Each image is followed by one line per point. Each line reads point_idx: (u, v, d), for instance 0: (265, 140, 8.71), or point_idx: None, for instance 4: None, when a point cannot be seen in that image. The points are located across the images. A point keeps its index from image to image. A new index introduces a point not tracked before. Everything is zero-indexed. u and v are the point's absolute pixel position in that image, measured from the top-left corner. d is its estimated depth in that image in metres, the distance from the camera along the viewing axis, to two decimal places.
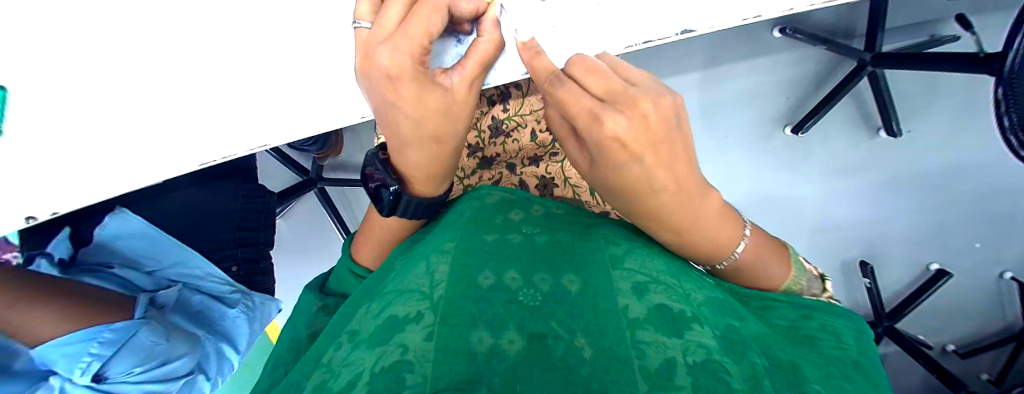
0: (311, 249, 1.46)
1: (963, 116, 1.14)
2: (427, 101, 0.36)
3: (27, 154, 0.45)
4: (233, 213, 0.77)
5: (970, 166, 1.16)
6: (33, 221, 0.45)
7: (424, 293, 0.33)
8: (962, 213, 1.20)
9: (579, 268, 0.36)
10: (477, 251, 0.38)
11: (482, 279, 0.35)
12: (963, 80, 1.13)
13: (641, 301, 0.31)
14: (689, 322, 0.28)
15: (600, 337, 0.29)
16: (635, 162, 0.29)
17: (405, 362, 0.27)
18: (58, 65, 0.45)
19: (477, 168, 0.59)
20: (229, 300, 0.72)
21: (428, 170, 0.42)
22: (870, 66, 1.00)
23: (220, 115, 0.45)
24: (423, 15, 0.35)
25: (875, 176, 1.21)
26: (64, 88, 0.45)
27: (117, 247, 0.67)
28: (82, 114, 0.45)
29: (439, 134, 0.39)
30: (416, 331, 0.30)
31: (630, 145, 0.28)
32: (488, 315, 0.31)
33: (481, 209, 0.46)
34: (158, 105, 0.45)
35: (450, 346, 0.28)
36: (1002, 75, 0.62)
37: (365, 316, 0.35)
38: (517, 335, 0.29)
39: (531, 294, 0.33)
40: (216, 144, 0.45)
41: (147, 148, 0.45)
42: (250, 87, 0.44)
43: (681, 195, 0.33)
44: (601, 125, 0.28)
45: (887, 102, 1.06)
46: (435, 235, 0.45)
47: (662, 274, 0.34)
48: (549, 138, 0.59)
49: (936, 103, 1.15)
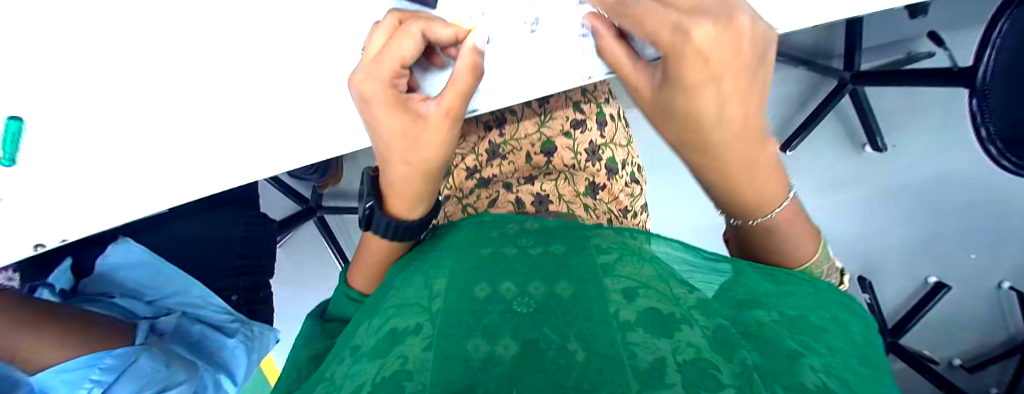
0: (309, 278, 1.45)
1: (945, 130, 1.18)
2: (394, 125, 0.40)
3: (41, 184, 0.47)
4: (234, 242, 0.77)
5: (956, 178, 1.19)
6: (42, 248, 0.47)
7: (423, 306, 0.36)
8: (955, 225, 1.21)
9: (571, 275, 0.37)
10: (474, 265, 0.40)
11: (477, 291, 0.36)
12: (944, 95, 1.16)
13: (631, 305, 0.31)
14: (678, 324, 0.29)
15: (592, 340, 0.29)
16: (712, 83, 0.30)
17: (403, 371, 0.28)
18: (63, 97, 0.46)
19: (475, 188, 0.61)
20: (229, 329, 0.71)
21: (407, 192, 0.46)
22: (850, 84, 1.04)
23: (231, 142, 0.47)
24: (394, 44, 0.39)
25: (865, 190, 1.24)
26: (73, 119, 0.46)
27: (119, 277, 0.67)
28: (94, 145, 0.47)
29: (410, 158, 0.42)
30: (414, 343, 0.31)
31: (712, 61, 0.29)
32: (484, 325, 0.32)
33: (476, 227, 0.47)
34: (172, 136, 0.47)
35: (448, 356, 0.28)
36: (975, 87, 0.66)
37: (367, 332, 0.36)
38: (512, 341, 0.30)
39: (524, 303, 0.34)
40: (231, 171, 0.48)
41: (164, 177, 0.48)
42: (255, 116, 0.46)
43: (746, 134, 0.34)
44: (687, 37, 0.28)
45: (869, 118, 1.10)
46: (431, 253, 0.47)
47: (653, 279, 0.35)
48: (544, 160, 0.61)
49: (915, 119, 1.19)
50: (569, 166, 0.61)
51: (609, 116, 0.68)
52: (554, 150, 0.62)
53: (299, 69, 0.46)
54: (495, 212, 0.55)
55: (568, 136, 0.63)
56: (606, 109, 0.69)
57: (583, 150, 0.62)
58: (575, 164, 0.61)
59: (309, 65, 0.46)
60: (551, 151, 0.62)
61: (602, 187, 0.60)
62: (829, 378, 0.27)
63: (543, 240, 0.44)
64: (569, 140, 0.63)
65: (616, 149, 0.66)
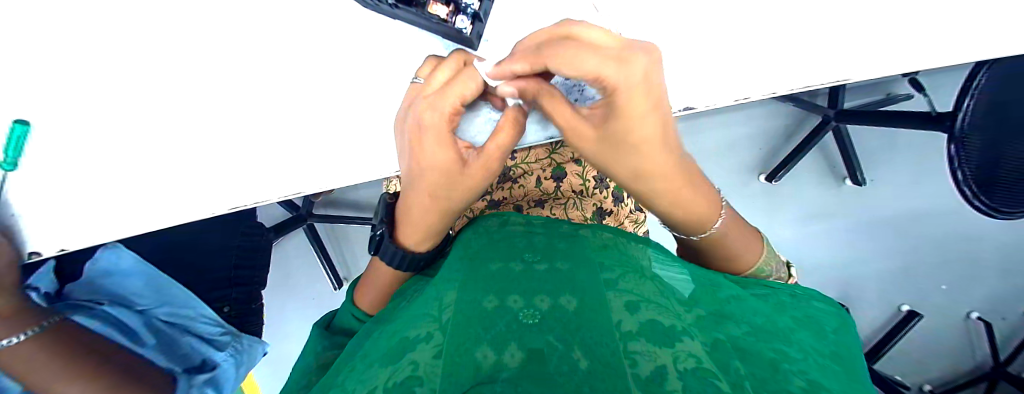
0: (295, 289, 1.40)
1: (918, 168, 1.26)
2: (439, 159, 0.40)
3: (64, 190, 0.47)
4: (230, 252, 0.76)
5: (927, 213, 1.27)
6: (37, 257, 0.48)
7: (434, 317, 0.37)
8: (927, 256, 1.29)
9: (575, 288, 0.38)
10: (484, 280, 0.41)
11: (486, 302, 0.37)
12: (914, 137, 1.26)
13: (633, 317, 0.33)
14: (678, 335, 0.30)
15: (596, 349, 0.29)
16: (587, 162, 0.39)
17: (415, 377, 0.29)
18: (83, 103, 0.46)
19: (486, 210, 0.62)
20: (219, 342, 0.69)
21: (421, 228, 0.46)
22: (833, 121, 1.11)
23: (255, 163, 0.48)
24: (458, 82, 0.40)
25: (846, 220, 1.30)
26: (96, 127, 0.46)
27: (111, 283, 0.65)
28: (118, 155, 0.47)
29: (438, 195, 0.42)
30: (424, 351, 0.32)
31: (587, 158, 0.39)
32: (490, 336, 0.32)
33: (487, 244, 0.49)
34: (196, 150, 0.47)
35: (455, 362, 0.29)
36: (952, 134, 0.70)
37: (379, 342, 0.38)
38: (517, 350, 0.30)
39: (530, 314, 0.35)
40: (255, 186, 0.49)
41: (187, 188, 0.48)
42: (281, 133, 0.48)
43: (669, 182, 0.40)
44: (578, 144, 0.38)
45: (851, 153, 1.17)
46: (441, 267, 0.49)
47: (653, 295, 0.36)
48: (554, 185, 0.61)
49: (892, 156, 1.27)
50: (578, 193, 0.61)
51: None
52: (564, 176, 0.61)
53: (324, 90, 0.47)
54: None
55: (578, 163, 0.62)
56: None
57: (592, 178, 0.62)
58: (583, 190, 0.61)
59: (334, 85, 0.47)
60: (561, 176, 0.61)
61: (609, 213, 0.62)
62: (806, 381, 0.29)
63: (549, 256, 0.45)
64: (579, 166, 0.62)
65: None
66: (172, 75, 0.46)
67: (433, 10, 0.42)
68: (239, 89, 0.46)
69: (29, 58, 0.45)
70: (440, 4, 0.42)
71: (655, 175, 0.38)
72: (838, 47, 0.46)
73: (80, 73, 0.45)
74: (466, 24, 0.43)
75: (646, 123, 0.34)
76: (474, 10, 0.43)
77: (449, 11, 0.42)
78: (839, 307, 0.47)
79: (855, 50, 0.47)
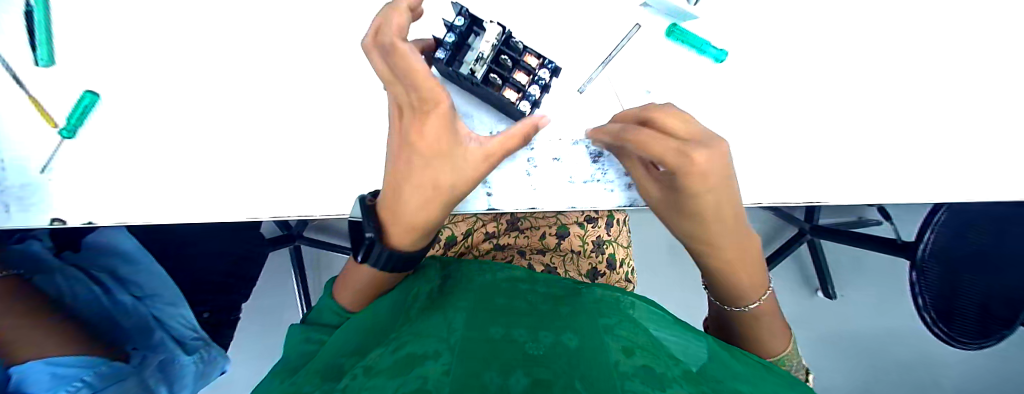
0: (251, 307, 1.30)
1: (885, 292, 1.32)
2: (439, 143, 0.39)
3: (111, 167, 0.50)
4: (229, 254, 0.80)
5: (895, 334, 1.30)
6: (57, 224, 0.49)
7: (441, 337, 0.39)
8: (893, 378, 1.29)
9: (576, 331, 0.40)
10: (492, 311, 0.44)
11: (494, 333, 0.39)
12: (886, 262, 1.33)
13: (629, 361, 0.35)
14: (669, 381, 0.32)
15: (595, 386, 0.32)
16: (709, 194, 0.37)
17: (424, 389, 0.31)
18: (157, 94, 0.51)
19: (491, 251, 0.63)
20: (188, 347, 0.70)
21: (405, 231, 0.46)
22: (809, 234, 1.19)
23: (291, 172, 0.52)
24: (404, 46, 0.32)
25: (819, 328, 1.32)
26: (161, 116, 0.51)
27: (106, 258, 0.69)
28: (172, 145, 0.51)
29: (435, 178, 0.42)
30: (432, 368, 0.34)
31: (734, 208, 0.40)
32: (498, 363, 0.34)
33: (492, 278, 0.52)
34: (244, 153, 0.52)
35: (465, 380, 0.31)
36: (915, 260, 0.78)
37: (380, 353, 0.39)
38: (523, 377, 0.32)
39: (535, 347, 0.37)
40: (287, 194, 0.52)
41: (224, 184, 0.51)
42: (322, 151, 0.52)
43: (737, 243, 0.44)
44: (691, 162, 0.34)
45: (823, 265, 1.26)
46: (445, 295, 0.51)
47: (648, 344, 0.39)
48: (555, 242, 0.64)
49: (863, 277, 1.34)
50: (575, 252, 0.65)
51: (616, 219, 0.73)
52: (567, 235, 0.65)
53: (371, 123, 0.53)
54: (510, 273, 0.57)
55: (581, 225, 0.66)
56: (617, 214, 0.74)
57: (591, 242, 0.66)
58: (580, 251, 0.65)
59: (381, 121, 0.53)
60: (563, 235, 0.65)
61: (601, 276, 0.65)
62: None
63: (552, 302, 0.48)
64: (581, 229, 0.66)
65: (617, 247, 0.70)
66: (243, 86, 0.52)
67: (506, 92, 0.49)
68: (299, 108, 0.52)
69: (122, 48, 0.51)
70: (512, 90, 0.49)
71: (724, 251, 0.44)
72: (818, 166, 0.53)
73: (162, 72, 0.51)
74: (527, 107, 0.51)
75: (721, 190, 0.38)
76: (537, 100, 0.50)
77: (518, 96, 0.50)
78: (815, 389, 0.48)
79: (835, 173, 0.54)
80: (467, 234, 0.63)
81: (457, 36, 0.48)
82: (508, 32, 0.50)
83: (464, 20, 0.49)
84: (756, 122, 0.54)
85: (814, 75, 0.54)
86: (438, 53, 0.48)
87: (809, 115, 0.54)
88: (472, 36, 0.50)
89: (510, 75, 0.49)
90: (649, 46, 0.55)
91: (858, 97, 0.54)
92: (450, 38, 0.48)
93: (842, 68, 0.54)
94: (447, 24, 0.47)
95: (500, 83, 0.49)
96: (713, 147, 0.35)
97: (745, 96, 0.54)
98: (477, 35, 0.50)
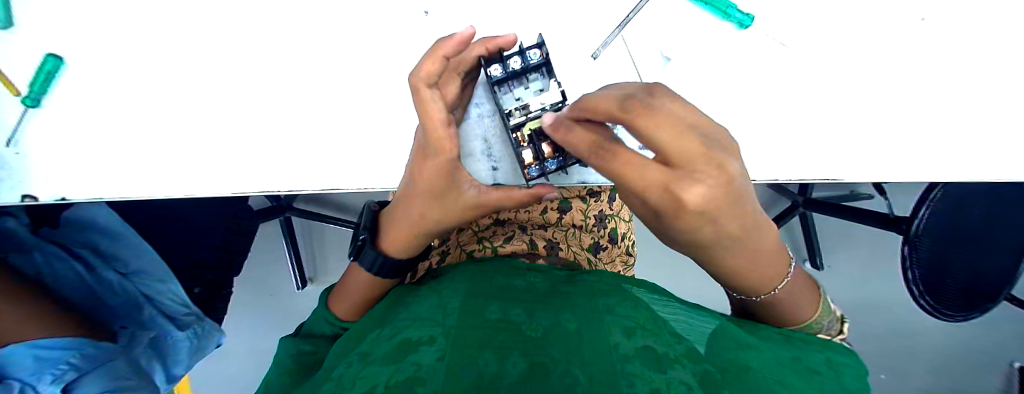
0: (246, 278, 1.29)
1: (870, 262, 1.32)
2: (438, 183, 0.39)
3: (83, 140, 0.47)
4: (218, 230, 0.77)
5: (882, 301, 1.30)
6: (28, 201, 0.46)
7: (436, 321, 0.38)
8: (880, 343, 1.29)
9: (574, 310, 0.39)
10: (490, 293, 0.42)
11: (490, 314, 0.38)
12: (871, 232, 1.34)
13: (630, 342, 0.34)
14: (670, 364, 0.32)
15: (594, 369, 0.31)
16: (711, 224, 0.28)
17: (418, 376, 0.29)
18: (127, 60, 0.47)
19: (490, 225, 0.60)
20: (182, 322, 0.72)
21: (404, 238, 0.45)
22: (802, 207, 1.19)
23: (282, 147, 0.49)
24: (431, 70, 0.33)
25: None
26: (134, 84, 0.47)
27: (86, 234, 0.67)
28: (149, 117, 0.47)
29: (424, 214, 0.41)
30: (427, 354, 0.33)
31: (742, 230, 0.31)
32: (494, 347, 0.33)
33: (490, 257, 0.51)
34: (229, 125, 0.48)
35: (458, 369, 0.30)
36: (908, 235, 0.78)
37: (376, 339, 0.38)
38: (520, 361, 0.31)
39: (532, 328, 0.36)
40: (278, 171, 0.49)
41: (208, 159, 0.48)
42: (312, 125, 0.49)
43: (750, 255, 0.36)
44: (683, 200, 0.24)
45: (812, 236, 1.26)
46: (441, 276, 0.49)
47: (649, 323, 0.38)
48: (557, 216, 0.62)
49: (852, 246, 1.33)
50: (577, 226, 0.63)
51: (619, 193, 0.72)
52: (569, 209, 0.64)
53: (365, 94, 0.50)
54: (511, 248, 0.54)
55: (582, 200, 0.65)
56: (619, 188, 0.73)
57: (593, 216, 0.65)
58: (583, 225, 0.63)
59: (375, 92, 0.50)
60: (565, 209, 0.63)
61: (604, 250, 0.64)
62: None
63: (552, 281, 0.46)
64: (583, 204, 0.66)
65: (620, 221, 0.69)
66: (223, 51, 0.48)
67: (523, 154, 0.42)
68: (285, 77, 0.49)
69: (83, 7, 0.46)
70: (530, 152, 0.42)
71: (731, 265, 0.36)
72: (833, 142, 0.52)
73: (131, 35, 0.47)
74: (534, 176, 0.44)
75: (732, 212, 0.27)
76: (544, 174, 0.43)
77: (531, 160, 0.42)
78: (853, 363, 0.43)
79: (847, 150, 0.52)
80: None
81: (522, 67, 0.41)
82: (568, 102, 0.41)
83: (540, 59, 0.41)
84: (769, 97, 0.51)
85: (840, 35, 0.50)
86: (490, 70, 0.41)
87: (832, 90, 0.51)
88: (535, 74, 0.42)
89: (538, 140, 0.41)
90: (667, 12, 0.50)
91: (892, 67, 0.50)
92: (513, 67, 0.41)
93: (878, 34, 0.50)
94: (523, 50, 0.40)
95: (522, 140, 0.42)
96: (721, 172, 0.24)
97: (761, 69, 0.51)
98: (543, 78, 0.43)
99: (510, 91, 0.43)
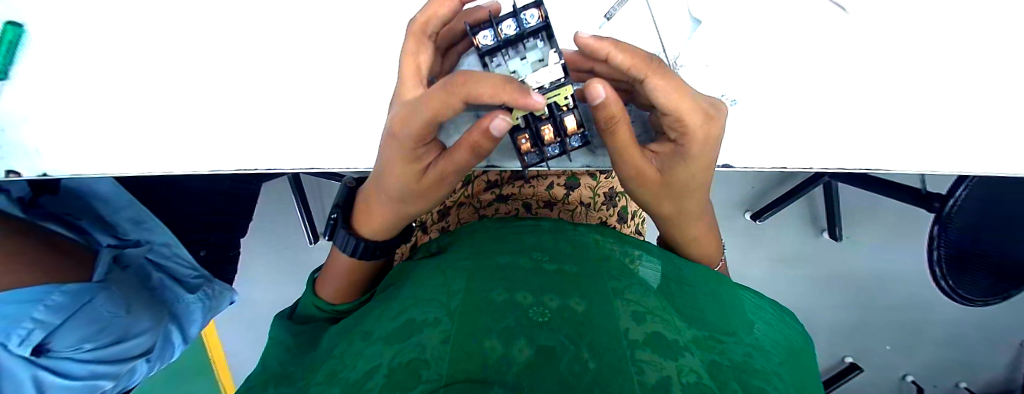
0: (251, 235, 1.28)
1: (895, 237, 1.22)
2: (399, 155, 0.36)
3: (86, 119, 0.49)
4: None
5: (906, 274, 1.22)
6: (13, 176, 0.49)
7: (440, 302, 0.33)
8: (892, 316, 1.25)
9: (584, 292, 0.33)
10: (493, 273, 0.37)
11: (494, 295, 0.32)
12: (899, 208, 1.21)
13: (639, 326, 0.28)
14: (681, 349, 0.26)
15: (602, 350, 0.24)
16: (708, 159, 0.37)
17: (421, 359, 0.23)
18: (117, 39, 0.48)
19: (492, 201, 0.56)
20: (190, 284, 0.85)
21: (383, 212, 0.44)
22: (828, 176, 1.08)
23: (276, 123, 0.50)
24: (472, 89, 0.28)
25: (825, 266, 1.27)
26: (128, 65, 0.48)
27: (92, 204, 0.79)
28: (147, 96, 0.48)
29: (393, 188, 0.40)
30: (432, 335, 0.27)
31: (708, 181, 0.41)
32: (500, 327, 0.27)
33: (494, 236, 0.47)
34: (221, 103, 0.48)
35: (461, 349, 0.23)
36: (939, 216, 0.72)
37: (378, 321, 0.35)
38: (527, 345, 0.24)
39: (541, 312, 0.29)
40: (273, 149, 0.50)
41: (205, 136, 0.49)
42: (291, 100, 0.50)
43: (696, 215, 0.45)
44: (713, 122, 0.35)
45: (835, 208, 1.15)
46: (444, 254, 0.46)
47: (661, 311, 0.32)
48: (564, 192, 0.59)
49: (874, 220, 1.23)
50: (585, 204, 0.59)
51: None
52: (577, 187, 0.60)
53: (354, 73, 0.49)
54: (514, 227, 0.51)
55: (594, 177, 0.62)
56: None
57: (602, 193, 0.60)
58: (592, 203, 0.59)
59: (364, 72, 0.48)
60: (573, 186, 0.60)
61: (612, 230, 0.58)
62: None
63: (558, 258, 0.40)
64: (592, 181, 0.61)
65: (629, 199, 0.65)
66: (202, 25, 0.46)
67: (518, 138, 0.39)
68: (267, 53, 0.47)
69: None
70: (529, 138, 0.39)
71: (686, 215, 0.44)
72: (861, 127, 0.48)
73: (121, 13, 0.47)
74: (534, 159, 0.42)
75: (709, 163, 0.38)
76: (543, 160, 0.41)
77: (528, 146, 0.40)
78: (803, 342, 0.43)
79: (860, 136, 0.48)
80: (467, 182, 0.58)
81: (518, 33, 0.35)
82: (564, 81, 0.35)
83: (539, 22, 0.35)
84: (772, 76, 0.48)
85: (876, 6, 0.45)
86: (479, 38, 0.36)
87: (862, 69, 0.46)
88: (533, 41, 0.37)
89: (534, 122, 0.38)
90: None
91: (927, 43, 0.45)
92: (507, 34, 0.35)
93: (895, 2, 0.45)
94: (517, 12, 0.34)
95: (520, 125, 0.39)
96: (718, 110, 0.36)
97: (768, 45, 0.47)
98: (542, 44, 0.37)
99: (505, 62, 0.38)
